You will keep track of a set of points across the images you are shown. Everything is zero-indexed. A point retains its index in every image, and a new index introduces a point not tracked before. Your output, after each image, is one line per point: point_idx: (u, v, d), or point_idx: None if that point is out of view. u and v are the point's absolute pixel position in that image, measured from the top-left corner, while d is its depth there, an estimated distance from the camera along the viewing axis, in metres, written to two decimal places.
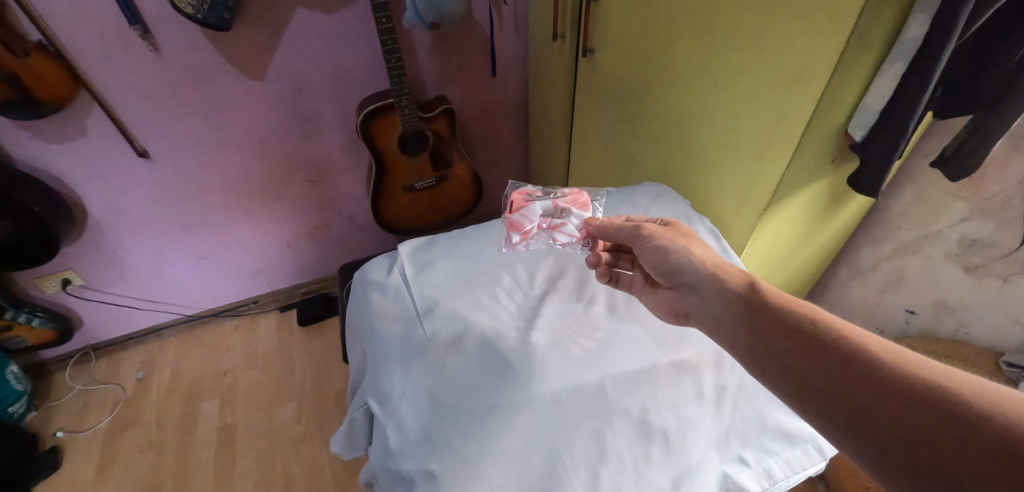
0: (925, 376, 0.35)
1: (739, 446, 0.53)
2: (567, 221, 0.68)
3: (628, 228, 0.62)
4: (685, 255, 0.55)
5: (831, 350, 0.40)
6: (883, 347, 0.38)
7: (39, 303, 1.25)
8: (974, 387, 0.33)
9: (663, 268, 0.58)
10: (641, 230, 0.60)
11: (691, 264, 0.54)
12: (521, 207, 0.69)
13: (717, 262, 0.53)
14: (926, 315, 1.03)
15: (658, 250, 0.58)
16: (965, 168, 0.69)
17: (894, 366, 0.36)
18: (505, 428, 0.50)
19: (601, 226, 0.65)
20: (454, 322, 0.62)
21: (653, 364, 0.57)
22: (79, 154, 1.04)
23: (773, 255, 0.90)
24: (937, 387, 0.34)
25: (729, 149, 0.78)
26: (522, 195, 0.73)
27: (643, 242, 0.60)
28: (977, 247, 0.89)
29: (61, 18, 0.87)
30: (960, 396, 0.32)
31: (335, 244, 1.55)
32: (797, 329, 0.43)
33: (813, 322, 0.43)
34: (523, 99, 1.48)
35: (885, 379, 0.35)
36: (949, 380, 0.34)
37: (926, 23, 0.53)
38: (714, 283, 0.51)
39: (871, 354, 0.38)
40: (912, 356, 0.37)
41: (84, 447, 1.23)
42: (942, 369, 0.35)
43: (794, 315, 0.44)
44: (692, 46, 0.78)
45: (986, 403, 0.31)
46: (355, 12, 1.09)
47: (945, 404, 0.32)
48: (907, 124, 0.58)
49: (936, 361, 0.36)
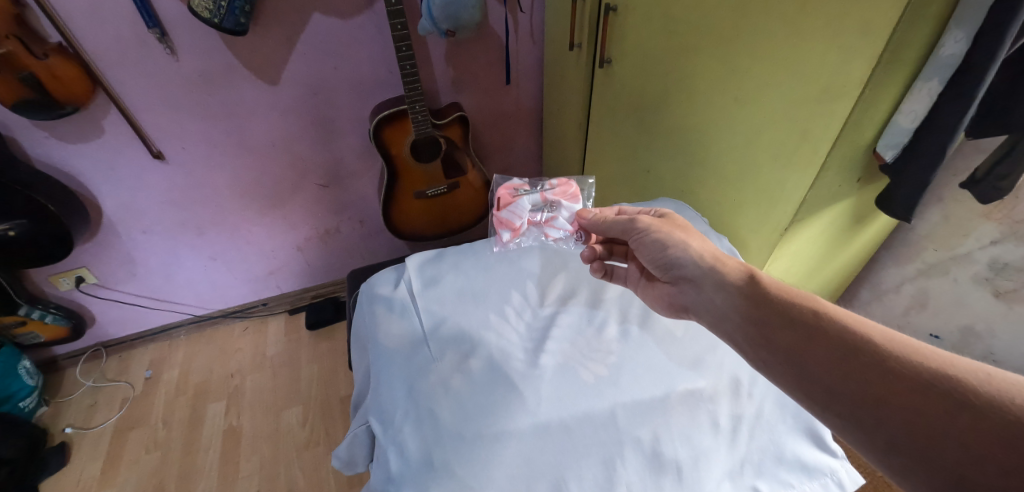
0: (932, 366, 0.33)
1: (754, 477, 0.51)
2: (557, 215, 0.72)
3: (624, 220, 0.60)
4: (685, 247, 0.53)
5: (835, 340, 0.38)
6: (889, 337, 0.37)
7: (52, 300, 1.27)
8: (981, 375, 0.32)
9: (660, 262, 0.56)
10: (637, 223, 0.59)
11: (690, 257, 0.52)
12: (509, 203, 0.73)
13: (715, 254, 0.51)
14: (951, 340, 1.00)
15: (655, 243, 0.56)
16: (998, 190, 0.65)
17: (900, 355, 0.35)
18: (509, 458, 0.48)
19: (594, 219, 0.65)
20: (461, 341, 0.60)
21: (666, 392, 0.54)
22: (96, 154, 1.05)
23: (793, 276, 0.87)
24: (945, 376, 0.32)
25: (751, 165, 0.76)
26: (510, 189, 0.75)
27: (640, 235, 0.58)
28: (1007, 272, 0.85)
29: (81, 21, 0.88)
30: (968, 385, 0.31)
31: (345, 249, 1.54)
32: (801, 323, 0.41)
33: (817, 314, 0.41)
34: (537, 106, 1.46)
35: (893, 369, 0.34)
36: (957, 368, 0.33)
37: (964, 39, 0.50)
38: (713, 277, 0.49)
39: (878, 345, 0.36)
40: (915, 343, 0.36)
41: (92, 444, 1.25)
42: (945, 356, 0.34)
43: (799, 309, 0.42)
44: (712, 58, 0.76)
45: (995, 390, 0.30)
46: (371, 18, 1.09)
47: (955, 394, 0.31)
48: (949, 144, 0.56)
49: (936, 347, 0.35)
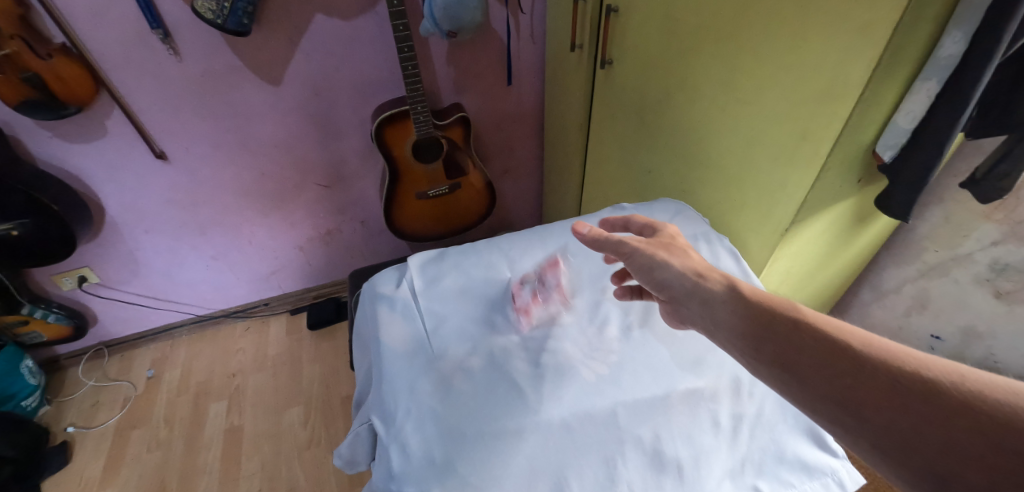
0: (907, 368, 0.33)
1: (754, 476, 0.51)
2: (551, 286, 0.67)
3: (613, 241, 0.56)
4: (669, 267, 0.52)
5: (813, 346, 0.38)
6: (865, 342, 0.36)
7: (55, 299, 1.27)
8: (955, 376, 0.31)
9: (652, 282, 0.54)
10: (624, 245, 0.55)
11: (675, 276, 0.51)
12: (509, 291, 0.67)
13: (699, 271, 0.50)
14: (951, 341, 1.00)
15: (642, 264, 0.54)
16: (999, 190, 0.65)
17: (877, 359, 0.35)
18: (512, 456, 0.48)
19: (589, 237, 0.59)
20: (463, 342, 0.61)
21: (666, 391, 0.55)
22: (99, 154, 1.06)
23: (793, 276, 0.87)
24: (920, 377, 0.32)
25: (752, 166, 0.76)
26: (508, 284, 0.70)
27: (629, 257, 0.56)
28: (1008, 273, 0.86)
29: (84, 22, 0.89)
30: (941, 384, 0.31)
31: (346, 249, 1.55)
32: (781, 332, 0.41)
33: (795, 324, 0.41)
34: (538, 107, 1.47)
35: (871, 374, 0.34)
36: (931, 369, 0.32)
37: (963, 40, 0.50)
38: (697, 295, 0.49)
39: (855, 351, 0.36)
40: (892, 346, 0.36)
41: (94, 443, 1.25)
42: (920, 359, 0.34)
43: (780, 319, 0.42)
44: (713, 60, 0.77)
45: (967, 389, 0.30)
46: (373, 19, 1.09)
47: (931, 393, 0.31)
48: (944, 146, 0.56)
49: (913, 349, 0.35)
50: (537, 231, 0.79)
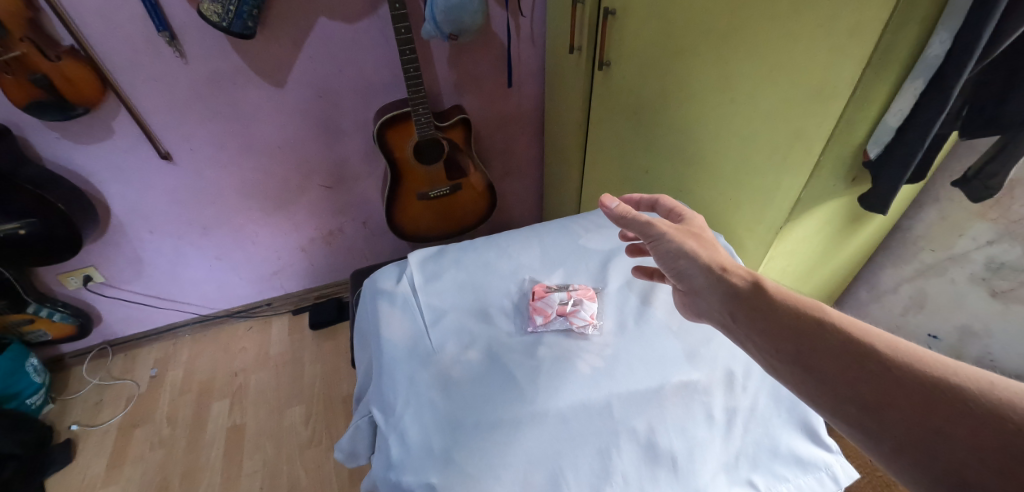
0: (934, 374, 0.34)
1: (749, 470, 0.52)
2: (581, 307, 0.63)
3: (641, 221, 0.54)
4: (694, 259, 0.52)
5: (835, 346, 0.39)
6: (892, 345, 0.37)
7: (61, 298, 1.29)
8: (983, 381, 0.32)
9: (675, 270, 0.55)
10: (653, 228, 0.54)
11: (697, 268, 0.52)
12: (541, 295, 0.66)
13: (724, 265, 0.51)
14: (949, 340, 1.00)
15: (669, 252, 0.54)
16: (987, 188, 0.66)
17: (905, 363, 0.35)
18: (508, 444, 0.49)
19: (616, 213, 0.56)
20: (461, 336, 0.62)
21: (661, 384, 0.56)
22: (105, 154, 1.08)
23: (789, 274, 0.88)
24: (948, 385, 0.33)
25: (746, 164, 0.77)
26: (542, 287, 0.68)
27: (655, 241, 0.55)
28: (1004, 271, 0.86)
29: (93, 24, 0.91)
30: (968, 390, 0.32)
31: (348, 249, 1.56)
32: (804, 332, 0.41)
33: (819, 323, 0.41)
34: (539, 109, 1.48)
35: (898, 377, 0.35)
36: (958, 375, 0.33)
37: (949, 40, 0.52)
38: (719, 287, 0.50)
39: (883, 353, 0.37)
40: (921, 351, 0.36)
41: (97, 441, 1.26)
42: (949, 364, 0.34)
43: (803, 317, 0.43)
44: (705, 62, 0.79)
45: (995, 397, 0.30)
46: (375, 22, 1.11)
47: (957, 400, 0.31)
48: (920, 145, 0.58)
49: (942, 355, 0.35)
50: (534, 228, 0.80)
